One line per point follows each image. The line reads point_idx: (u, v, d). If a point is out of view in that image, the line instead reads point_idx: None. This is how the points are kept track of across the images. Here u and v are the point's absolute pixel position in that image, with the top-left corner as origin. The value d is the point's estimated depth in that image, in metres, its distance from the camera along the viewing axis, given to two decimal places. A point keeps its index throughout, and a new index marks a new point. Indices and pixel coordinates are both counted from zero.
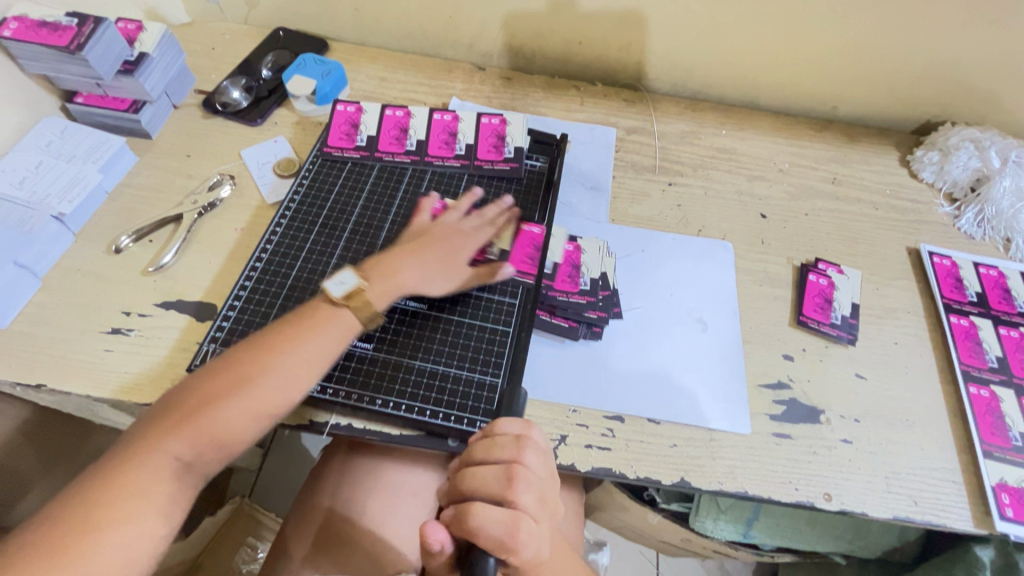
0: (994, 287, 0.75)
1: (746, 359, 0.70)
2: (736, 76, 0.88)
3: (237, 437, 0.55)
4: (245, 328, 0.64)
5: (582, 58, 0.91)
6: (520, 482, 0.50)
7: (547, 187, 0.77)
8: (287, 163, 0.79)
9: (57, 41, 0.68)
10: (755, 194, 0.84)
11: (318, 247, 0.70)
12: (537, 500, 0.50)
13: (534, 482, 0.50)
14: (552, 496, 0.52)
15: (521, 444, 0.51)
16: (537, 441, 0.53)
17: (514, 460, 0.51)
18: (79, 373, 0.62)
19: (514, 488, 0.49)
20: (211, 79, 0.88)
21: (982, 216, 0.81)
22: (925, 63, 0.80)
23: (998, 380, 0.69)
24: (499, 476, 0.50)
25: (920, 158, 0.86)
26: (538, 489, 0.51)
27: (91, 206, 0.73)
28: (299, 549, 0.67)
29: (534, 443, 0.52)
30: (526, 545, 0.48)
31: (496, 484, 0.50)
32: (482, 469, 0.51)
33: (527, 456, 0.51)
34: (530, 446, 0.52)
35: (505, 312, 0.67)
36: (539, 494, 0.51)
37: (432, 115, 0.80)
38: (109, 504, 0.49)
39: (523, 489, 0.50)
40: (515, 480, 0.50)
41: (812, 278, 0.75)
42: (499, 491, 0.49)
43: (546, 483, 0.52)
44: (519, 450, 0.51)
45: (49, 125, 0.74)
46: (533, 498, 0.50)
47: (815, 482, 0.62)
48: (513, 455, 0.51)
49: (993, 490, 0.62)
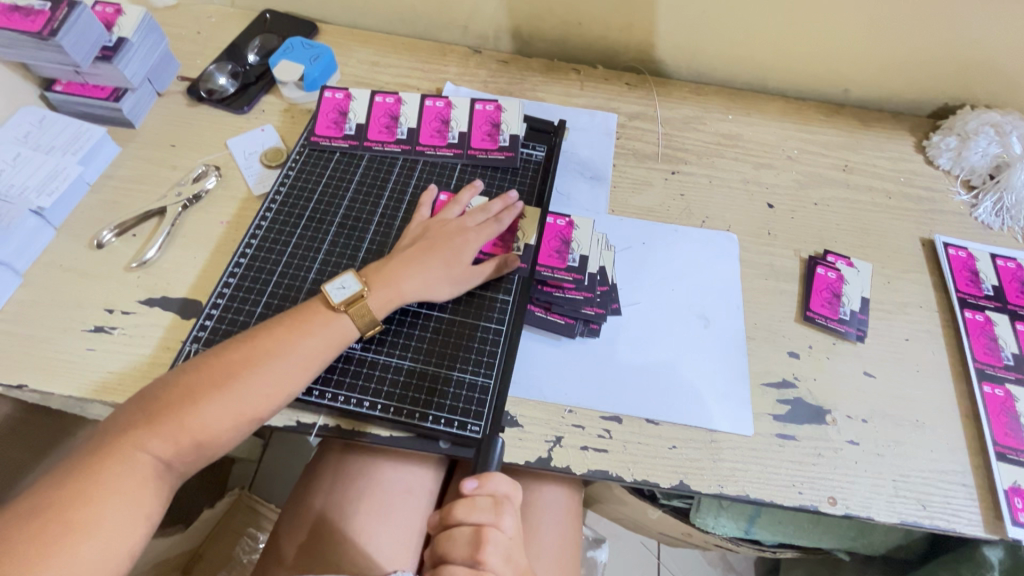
0: (1011, 280, 0.72)
1: (749, 357, 0.67)
2: (744, 57, 0.84)
3: (216, 439, 0.53)
4: (228, 327, 0.62)
5: (581, 40, 0.87)
6: (489, 546, 0.51)
7: (544, 176, 0.74)
8: (275, 153, 0.77)
9: (29, 26, 0.65)
10: (761, 182, 0.80)
11: (304, 243, 0.68)
12: (505, 561, 0.51)
13: (503, 546, 0.51)
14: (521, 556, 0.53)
15: (499, 509, 0.52)
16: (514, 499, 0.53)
17: (487, 523, 0.51)
18: (60, 372, 0.60)
19: (484, 552, 0.50)
20: (196, 65, 0.85)
21: (1001, 205, 0.78)
22: (944, 43, 0.76)
23: (1013, 379, 0.66)
24: (471, 539, 0.51)
25: (936, 143, 0.82)
26: (508, 551, 0.52)
27: (73, 199, 0.71)
28: (289, 550, 0.65)
29: (512, 506, 0.53)
30: None
31: (467, 547, 0.51)
32: (456, 531, 0.52)
33: (502, 521, 0.52)
34: (507, 511, 0.52)
35: (498, 309, 0.65)
36: (509, 556, 0.52)
37: (424, 101, 0.77)
38: (77, 507, 0.47)
39: (493, 553, 0.50)
40: (485, 544, 0.50)
41: (820, 272, 0.72)
42: (469, 554, 0.51)
43: (516, 542, 0.53)
44: (496, 513, 0.52)
45: (27, 115, 0.72)
46: (501, 557, 0.51)
47: (818, 485, 0.60)
48: (488, 518, 0.52)
49: (1005, 494, 0.60)
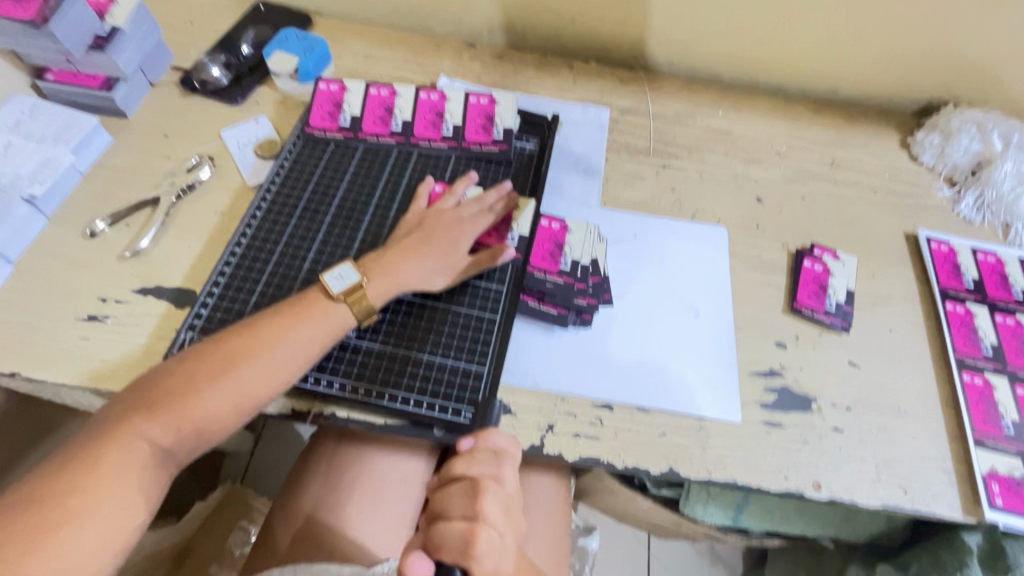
0: (991, 273, 0.74)
1: (738, 347, 0.68)
2: (733, 54, 0.85)
3: (216, 426, 0.54)
4: (223, 316, 0.62)
5: (574, 35, 0.87)
6: (487, 492, 0.51)
7: (537, 169, 0.75)
8: (269, 144, 0.77)
9: (21, 14, 0.65)
10: (750, 177, 0.82)
11: (298, 233, 0.68)
12: (503, 512, 0.52)
13: (501, 494, 0.52)
14: (517, 517, 0.54)
15: (500, 460, 0.54)
16: (513, 454, 0.55)
17: (487, 475, 0.52)
18: (54, 361, 0.60)
19: (482, 502, 0.51)
20: (189, 56, 0.84)
21: (982, 200, 0.80)
22: (928, 42, 0.77)
23: (992, 368, 0.67)
24: (469, 491, 0.52)
25: (921, 140, 0.84)
26: (506, 502, 0.53)
27: (65, 189, 0.71)
28: (284, 540, 0.66)
29: (513, 459, 0.54)
30: (487, 555, 0.49)
31: (466, 500, 0.51)
32: (454, 486, 0.53)
33: (503, 471, 0.53)
34: (508, 461, 0.54)
35: (492, 299, 0.65)
36: (507, 507, 0.53)
37: (419, 93, 0.77)
38: (76, 494, 0.47)
39: (490, 501, 0.51)
40: (483, 493, 0.51)
41: (807, 265, 0.73)
42: (467, 507, 0.51)
43: (514, 499, 0.54)
44: (497, 464, 0.53)
45: (18, 104, 0.71)
46: (498, 509, 0.52)
47: (804, 471, 0.61)
48: (487, 471, 0.53)
49: (983, 479, 0.62)
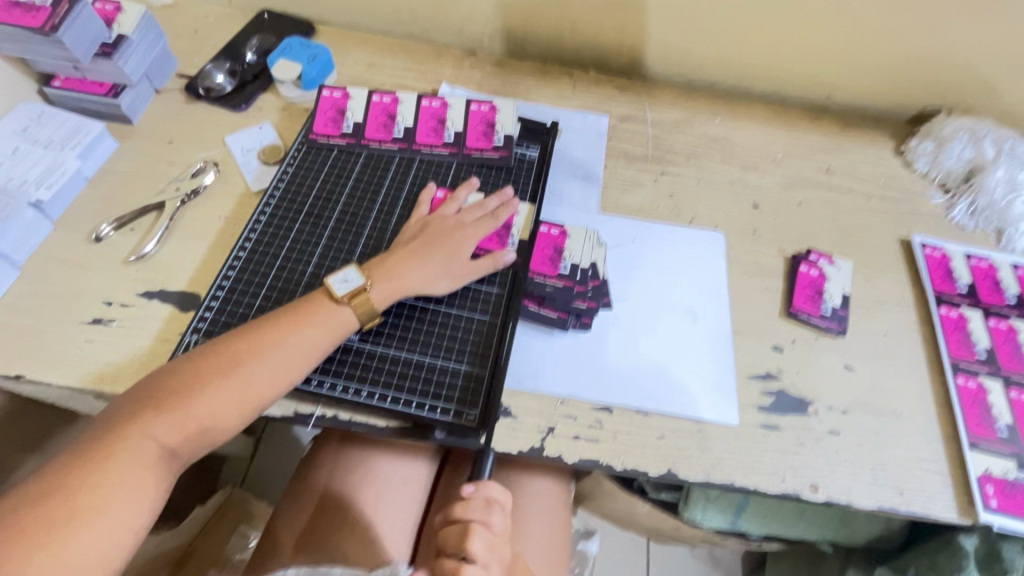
0: (984, 278, 0.75)
1: (735, 351, 0.69)
2: (730, 63, 0.87)
3: (221, 426, 0.54)
4: (227, 320, 0.63)
5: (573, 44, 0.89)
6: (476, 533, 0.52)
7: (537, 175, 0.76)
8: (272, 151, 0.78)
9: (31, 22, 0.66)
10: (747, 183, 0.83)
11: (302, 238, 0.69)
12: (491, 554, 0.53)
13: (490, 535, 0.53)
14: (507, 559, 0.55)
15: (490, 504, 0.54)
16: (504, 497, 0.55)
17: (478, 519, 0.53)
18: (59, 363, 0.61)
19: (471, 543, 0.52)
20: (194, 63, 0.86)
21: (975, 207, 0.81)
22: (919, 52, 0.79)
23: (986, 372, 0.68)
24: (459, 532, 0.53)
25: (914, 148, 0.86)
26: (495, 545, 0.53)
27: (70, 193, 0.72)
28: (287, 543, 0.66)
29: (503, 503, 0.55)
30: None
31: (455, 540, 0.53)
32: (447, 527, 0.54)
33: (492, 515, 0.54)
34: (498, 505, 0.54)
35: (493, 302, 0.66)
36: (495, 549, 0.53)
37: (420, 100, 0.78)
38: (82, 492, 0.47)
39: (479, 543, 0.52)
40: (473, 535, 0.52)
41: (803, 269, 0.74)
42: (457, 545, 0.52)
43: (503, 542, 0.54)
44: (487, 509, 0.54)
45: (25, 110, 0.73)
46: (487, 549, 0.52)
47: (801, 473, 0.62)
48: (479, 515, 0.53)
49: (978, 481, 0.62)
